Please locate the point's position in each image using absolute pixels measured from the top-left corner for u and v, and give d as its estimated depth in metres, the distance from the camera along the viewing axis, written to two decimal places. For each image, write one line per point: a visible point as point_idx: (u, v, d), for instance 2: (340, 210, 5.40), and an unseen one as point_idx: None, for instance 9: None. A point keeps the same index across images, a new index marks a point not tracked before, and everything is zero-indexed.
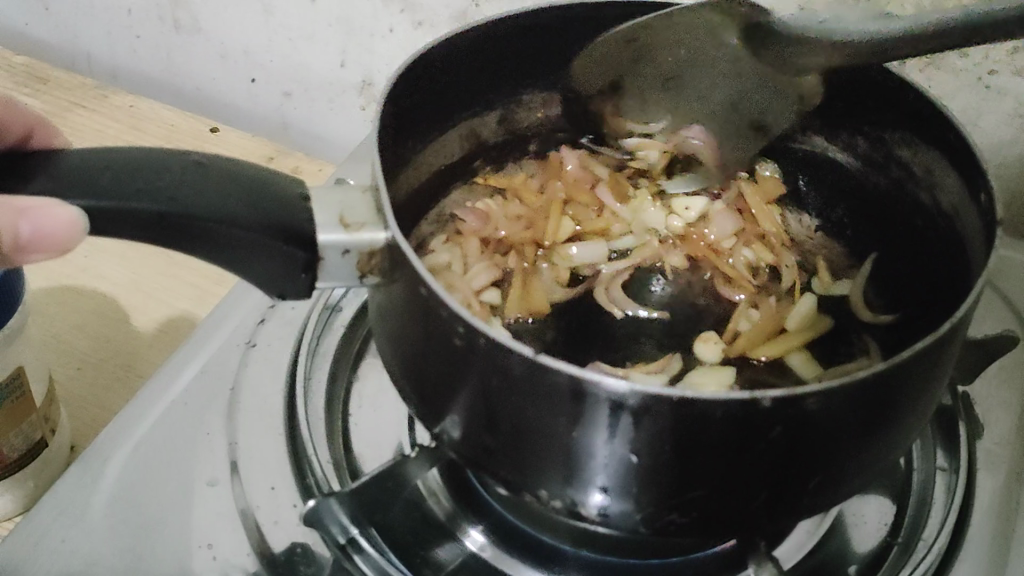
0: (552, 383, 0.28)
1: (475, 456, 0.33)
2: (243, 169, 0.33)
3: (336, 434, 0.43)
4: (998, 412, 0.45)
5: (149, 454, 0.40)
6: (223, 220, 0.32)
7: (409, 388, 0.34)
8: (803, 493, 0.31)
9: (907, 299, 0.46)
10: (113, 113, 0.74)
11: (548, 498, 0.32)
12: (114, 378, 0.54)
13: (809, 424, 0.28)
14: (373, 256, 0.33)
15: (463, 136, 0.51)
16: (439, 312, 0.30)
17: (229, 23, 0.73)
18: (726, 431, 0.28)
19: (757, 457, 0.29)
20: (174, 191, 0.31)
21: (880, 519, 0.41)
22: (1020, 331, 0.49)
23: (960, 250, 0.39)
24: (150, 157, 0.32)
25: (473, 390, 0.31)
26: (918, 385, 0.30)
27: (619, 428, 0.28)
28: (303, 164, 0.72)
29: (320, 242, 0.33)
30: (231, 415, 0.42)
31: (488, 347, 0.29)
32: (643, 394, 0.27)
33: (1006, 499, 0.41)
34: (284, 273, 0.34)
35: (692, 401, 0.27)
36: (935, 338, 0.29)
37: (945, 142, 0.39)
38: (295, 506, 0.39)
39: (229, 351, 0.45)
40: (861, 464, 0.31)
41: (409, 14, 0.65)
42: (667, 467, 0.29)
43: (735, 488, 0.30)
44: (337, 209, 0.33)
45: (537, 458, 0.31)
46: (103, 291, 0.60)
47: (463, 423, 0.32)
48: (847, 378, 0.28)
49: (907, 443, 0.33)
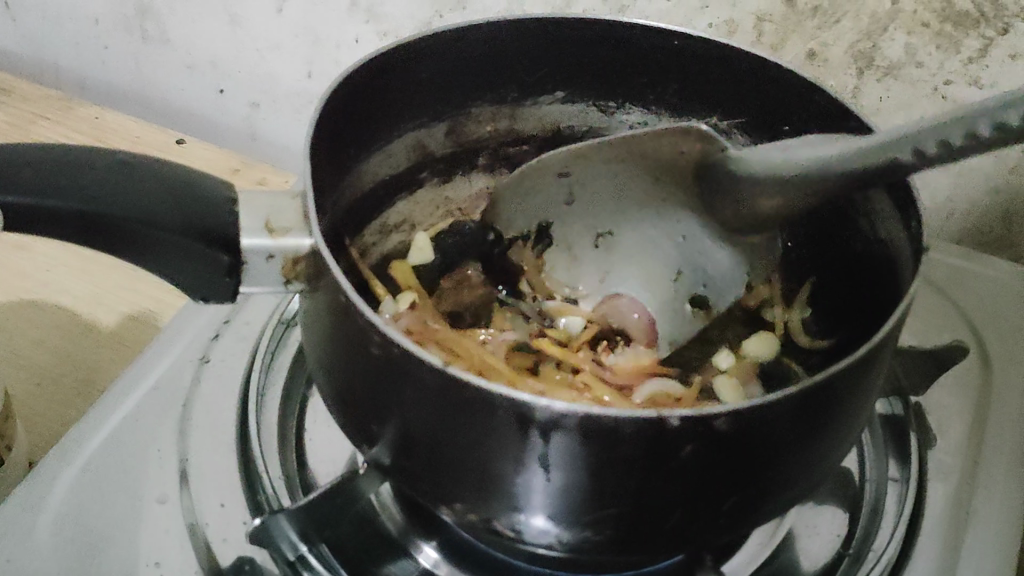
0: (461, 397, 0.29)
1: (403, 473, 0.34)
2: (172, 170, 0.34)
3: (290, 450, 0.43)
4: (952, 420, 0.45)
5: (98, 471, 0.40)
6: (144, 219, 0.32)
7: (335, 401, 0.35)
8: (717, 512, 0.32)
9: (842, 322, 0.46)
10: (78, 126, 0.74)
11: (467, 511, 0.33)
12: (74, 393, 0.54)
13: (720, 445, 0.29)
14: (298, 261, 0.34)
15: (409, 147, 0.51)
16: (357, 321, 0.31)
17: (195, 33, 0.73)
18: (633, 448, 0.29)
19: (670, 475, 0.30)
20: (96, 191, 0.32)
21: (832, 530, 0.41)
22: (971, 342, 0.49)
23: (893, 269, 0.39)
24: (76, 157, 0.33)
25: (399, 407, 0.31)
26: (834, 410, 0.31)
27: (530, 445, 0.29)
28: (269, 176, 0.72)
29: (243, 245, 0.34)
30: (184, 431, 0.42)
31: (404, 355, 0.30)
32: (547, 412, 0.28)
33: (957, 508, 0.41)
34: (208, 276, 0.34)
35: (597, 418, 0.28)
36: (852, 363, 0.29)
37: (880, 166, 0.40)
38: (245, 523, 0.39)
39: (183, 366, 0.45)
40: (778, 485, 0.32)
41: (374, 24, 0.65)
42: (583, 484, 0.30)
43: (647, 507, 0.31)
44: (263, 213, 0.34)
45: (453, 475, 0.32)
46: (65, 305, 0.59)
47: (389, 440, 0.33)
48: (758, 401, 0.28)
49: (828, 466, 0.34)
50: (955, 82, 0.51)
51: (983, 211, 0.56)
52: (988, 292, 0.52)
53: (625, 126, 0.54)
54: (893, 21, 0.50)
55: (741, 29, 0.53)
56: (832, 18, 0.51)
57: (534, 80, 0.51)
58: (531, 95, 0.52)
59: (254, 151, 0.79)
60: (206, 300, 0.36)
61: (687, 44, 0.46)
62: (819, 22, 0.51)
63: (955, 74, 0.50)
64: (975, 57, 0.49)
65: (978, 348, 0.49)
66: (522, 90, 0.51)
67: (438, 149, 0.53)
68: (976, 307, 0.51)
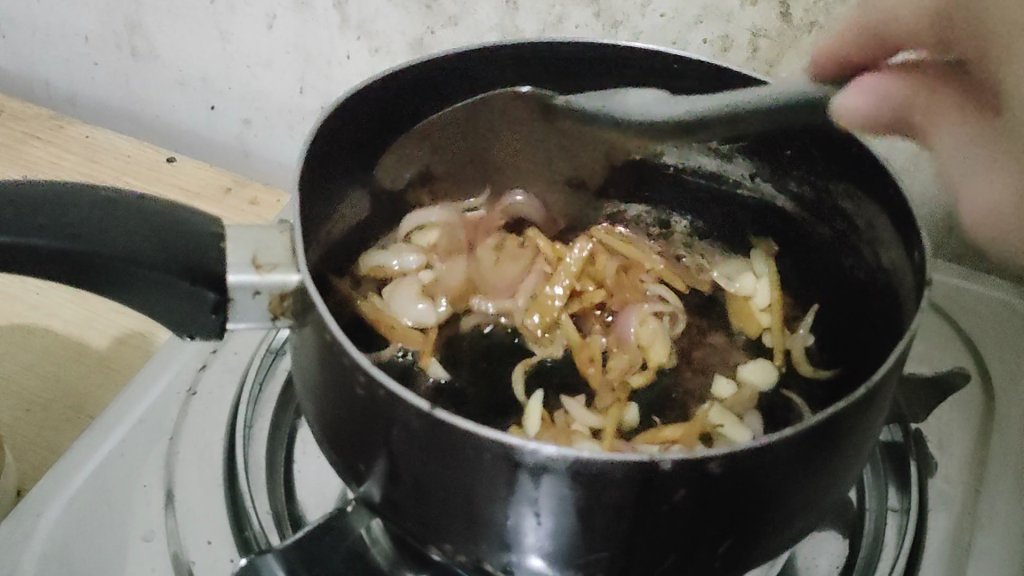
0: (448, 439, 0.28)
1: (388, 513, 0.33)
2: (155, 206, 0.33)
3: (279, 484, 0.42)
4: (952, 446, 0.45)
5: (83, 509, 0.39)
6: (127, 257, 0.31)
7: (323, 437, 0.35)
8: (713, 554, 0.31)
9: (846, 350, 0.45)
10: (69, 145, 0.73)
11: (454, 552, 0.32)
12: (62, 421, 0.53)
13: (713, 488, 0.28)
14: (284, 298, 0.33)
15: (403, 172, 0.51)
16: (343, 359, 0.30)
17: (185, 50, 0.72)
18: (626, 492, 0.28)
19: (662, 519, 0.29)
20: (78, 228, 0.31)
21: (832, 561, 0.40)
22: (972, 365, 0.49)
23: (895, 303, 0.39)
24: (58, 192, 0.32)
25: (384, 447, 0.31)
26: (833, 449, 0.30)
27: (520, 487, 0.29)
28: (261, 194, 0.71)
29: (230, 284, 0.33)
30: (170, 465, 0.41)
31: (388, 397, 0.29)
32: (539, 455, 0.27)
33: (958, 539, 0.40)
34: (193, 313, 0.33)
35: (590, 463, 0.27)
36: (850, 403, 0.29)
37: (884, 194, 0.39)
38: (232, 560, 0.38)
39: (169, 399, 0.44)
40: (775, 526, 0.31)
41: (365, 41, 0.65)
42: (574, 528, 0.29)
43: (640, 551, 0.30)
44: (250, 249, 0.33)
45: (442, 516, 0.31)
46: (53, 329, 0.58)
47: (375, 479, 0.32)
48: (753, 444, 0.27)
49: (827, 506, 0.33)
50: None
51: None
52: (989, 313, 0.52)
53: (623, 151, 0.54)
54: None
55: (736, 46, 0.52)
56: None
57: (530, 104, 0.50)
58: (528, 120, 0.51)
59: (247, 168, 0.79)
60: (189, 338, 0.35)
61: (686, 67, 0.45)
62: (815, 38, 0.50)
63: None
64: None
65: (979, 372, 0.48)
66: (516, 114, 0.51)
67: (434, 174, 0.53)
68: (977, 329, 0.51)
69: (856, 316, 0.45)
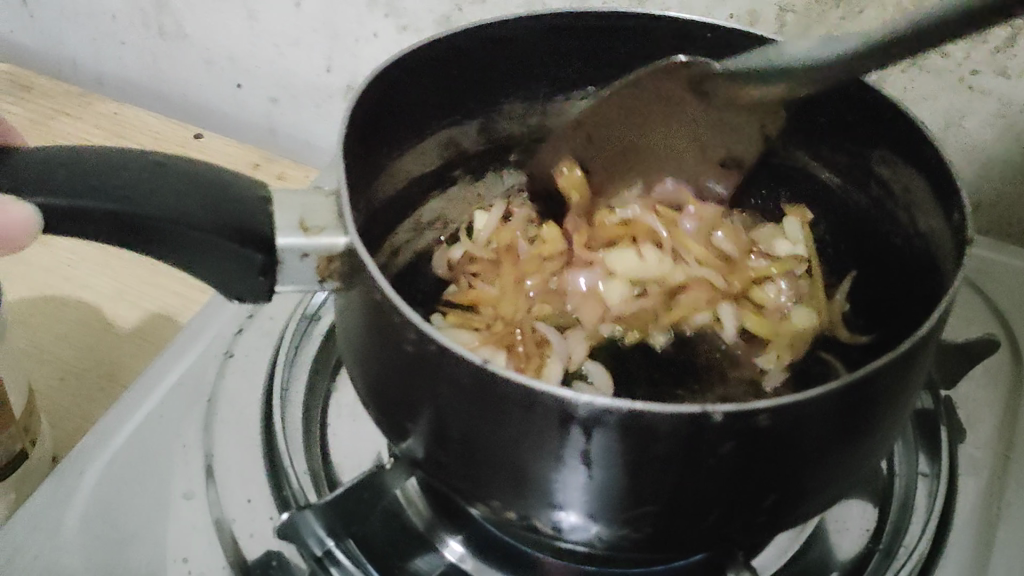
0: (502, 395, 0.29)
1: (434, 471, 0.34)
2: (204, 170, 0.34)
3: (315, 444, 0.43)
4: (981, 413, 0.45)
5: (124, 468, 0.40)
6: (176, 216, 0.32)
7: (370, 399, 0.35)
8: (761, 509, 0.31)
9: (882, 320, 0.46)
10: (98, 122, 0.74)
11: (503, 508, 0.33)
12: (97, 387, 0.53)
13: (760, 442, 0.29)
14: (331, 260, 0.34)
15: (439, 145, 0.51)
16: (394, 318, 0.31)
17: (213, 30, 0.73)
18: (676, 445, 0.28)
19: (710, 473, 0.29)
20: (131, 190, 0.32)
21: (861, 525, 0.41)
22: (1001, 333, 0.49)
23: (932, 269, 0.39)
24: (110, 156, 0.33)
25: (432, 403, 0.31)
26: (879, 403, 0.30)
27: (570, 441, 0.29)
28: (288, 170, 0.71)
29: (278, 246, 0.33)
30: (208, 427, 0.42)
31: (440, 354, 0.30)
32: (591, 407, 0.28)
33: (989, 502, 0.41)
34: (242, 275, 0.34)
35: (642, 414, 0.27)
36: (895, 357, 0.29)
37: (920, 157, 0.39)
38: (272, 518, 0.39)
39: (206, 362, 0.45)
40: (820, 482, 0.32)
41: (393, 18, 0.65)
42: (622, 482, 0.30)
43: (689, 505, 0.30)
44: (298, 213, 0.34)
45: (491, 473, 0.32)
46: (85, 300, 0.59)
47: (422, 436, 0.33)
48: (800, 396, 0.28)
49: (870, 463, 0.33)
50: (983, 72, 0.50)
51: (1012, 202, 0.55)
52: (1019, 283, 0.52)
53: None
54: None
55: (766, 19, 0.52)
56: (857, 8, 0.50)
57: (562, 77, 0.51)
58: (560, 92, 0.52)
59: (274, 146, 0.79)
60: (239, 300, 0.36)
61: (720, 35, 0.45)
62: (844, 13, 0.51)
63: (983, 65, 0.50)
64: (1004, 46, 0.48)
65: (1007, 342, 0.49)
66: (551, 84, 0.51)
67: (468, 147, 0.53)
68: (1006, 299, 0.51)
69: (893, 279, 0.45)
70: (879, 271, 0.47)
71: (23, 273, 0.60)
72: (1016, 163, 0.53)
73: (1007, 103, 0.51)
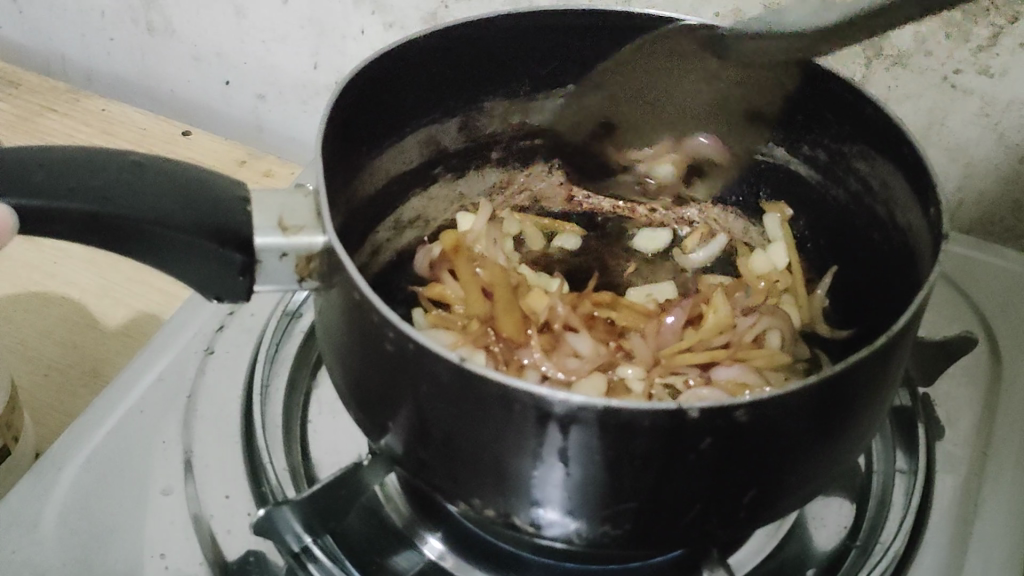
0: (479, 392, 0.29)
1: (414, 468, 0.34)
2: (181, 170, 0.34)
3: (294, 441, 0.43)
4: (959, 411, 0.45)
5: (103, 464, 0.40)
6: (152, 214, 0.32)
7: (350, 397, 0.35)
8: (740, 504, 0.32)
9: (860, 315, 0.46)
10: (86, 118, 0.74)
11: (483, 506, 0.33)
12: (80, 383, 0.53)
13: (739, 436, 0.29)
14: (311, 258, 0.34)
15: (422, 143, 0.51)
16: (372, 317, 0.31)
17: (201, 26, 0.73)
18: (653, 441, 0.28)
19: (688, 468, 0.29)
20: (109, 191, 0.32)
21: (838, 522, 0.41)
22: (981, 332, 0.49)
23: (908, 266, 0.40)
24: (88, 156, 0.33)
25: (411, 399, 0.31)
26: (856, 398, 0.31)
27: (548, 437, 0.29)
28: (275, 167, 0.71)
29: (257, 245, 0.33)
30: (188, 423, 0.42)
31: (417, 352, 0.30)
32: (568, 404, 0.28)
33: (965, 499, 0.41)
34: (221, 275, 0.34)
35: (619, 411, 0.27)
36: (870, 353, 0.29)
37: (899, 153, 0.39)
38: (249, 514, 0.39)
39: (187, 358, 0.45)
40: (799, 478, 0.32)
41: (379, 15, 0.65)
42: (600, 478, 0.30)
43: (667, 501, 0.31)
44: (276, 212, 0.33)
45: (471, 470, 0.32)
46: (70, 296, 0.59)
47: (402, 433, 0.33)
48: (777, 391, 0.28)
49: (848, 459, 0.33)
50: (965, 70, 0.50)
51: (994, 201, 0.55)
52: (999, 282, 0.52)
53: None
54: None
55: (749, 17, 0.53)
56: None
57: (543, 74, 0.51)
58: (542, 89, 0.52)
59: (262, 143, 0.79)
60: (219, 301, 0.36)
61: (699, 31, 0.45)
62: None
63: (964, 64, 0.50)
64: (985, 46, 0.49)
65: (988, 340, 0.49)
66: (532, 83, 0.51)
67: (452, 145, 0.54)
68: (986, 298, 0.51)
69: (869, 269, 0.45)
70: (858, 266, 0.47)
71: (7, 269, 0.60)
72: (997, 162, 0.53)
73: (989, 102, 0.51)
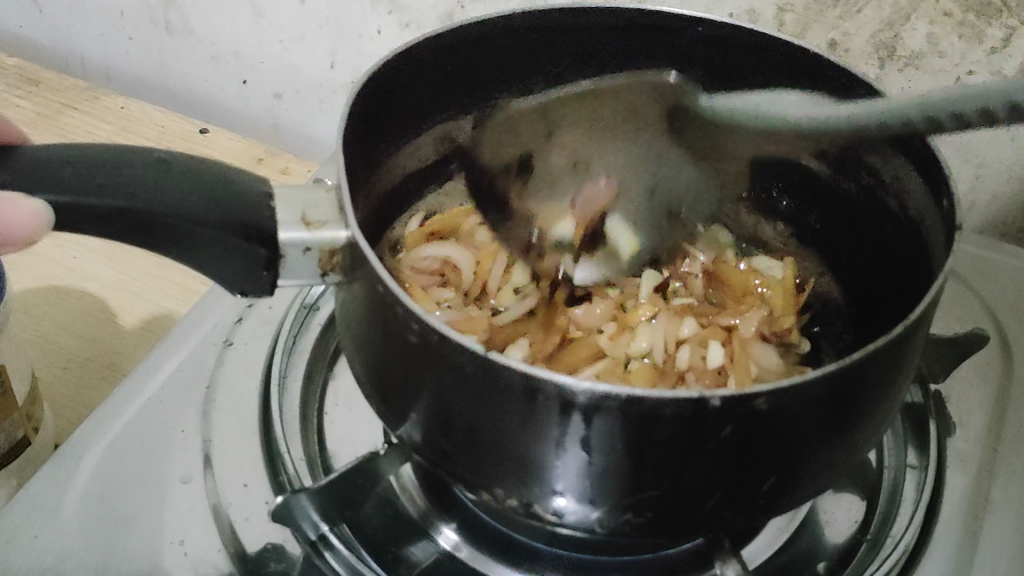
0: (503, 382, 0.29)
1: (434, 457, 0.34)
2: (205, 165, 0.34)
3: (311, 432, 0.43)
4: (970, 408, 0.46)
5: (123, 452, 0.41)
6: (175, 206, 0.33)
7: (371, 389, 0.35)
8: (759, 493, 0.32)
9: (873, 312, 0.46)
10: (105, 115, 0.74)
11: (506, 497, 0.33)
12: (99, 376, 0.54)
13: (759, 424, 0.29)
14: (334, 253, 0.34)
15: (436, 140, 0.52)
16: (396, 309, 0.31)
17: (219, 25, 0.74)
18: (675, 430, 0.29)
19: (709, 455, 0.30)
20: (136, 187, 0.32)
21: (850, 517, 0.41)
22: (992, 329, 0.50)
23: (920, 262, 0.40)
24: (115, 152, 0.33)
25: (434, 389, 0.32)
26: (876, 384, 0.31)
27: (571, 426, 0.30)
28: (292, 165, 0.72)
29: (281, 239, 0.34)
30: (207, 413, 0.43)
31: (440, 343, 0.30)
32: (591, 393, 0.28)
33: (975, 494, 0.41)
34: (246, 270, 0.35)
35: (642, 400, 0.28)
36: (888, 340, 0.30)
37: (912, 147, 0.40)
38: (267, 502, 0.39)
39: (206, 349, 0.46)
40: (817, 466, 0.32)
41: (396, 15, 0.66)
42: (621, 466, 0.30)
43: (687, 489, 0.31)
44: (299, 207, 0.34)
45: (493, 459, 0.32)
46: (89, 290, 0.59)
47: (425, 424, 0.33)
48: (796, 379, 0.28)
49: (864, 449, 0.34)
50: (978, 72, 0.50)
51: (1008, 201, 0.55)
52: (1011, 282, 0.53)
53: None
54: (915, 10, 0.49)
55: (762, 18, 0.53)
56: (854, 8, 0.51)
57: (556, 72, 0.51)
58: None
59: (278, 141, 0.80)
60: (242, 295, 0.36)
61: (711, 28, 0.46)
62: (841, 12, 0.51)
63: (977, 65, 0.50)
64: (997, 47, 0.49)
65: (998, 338, 0.49)
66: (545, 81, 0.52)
67: (466, 143, 0.54)
68: (997, 298, 0.52)
69: (880, 262, 0.46)
70: (870, 257, 0.47)
71: (28, 262, 0.61)
72: (1011, 163, 0.53)
73: None
